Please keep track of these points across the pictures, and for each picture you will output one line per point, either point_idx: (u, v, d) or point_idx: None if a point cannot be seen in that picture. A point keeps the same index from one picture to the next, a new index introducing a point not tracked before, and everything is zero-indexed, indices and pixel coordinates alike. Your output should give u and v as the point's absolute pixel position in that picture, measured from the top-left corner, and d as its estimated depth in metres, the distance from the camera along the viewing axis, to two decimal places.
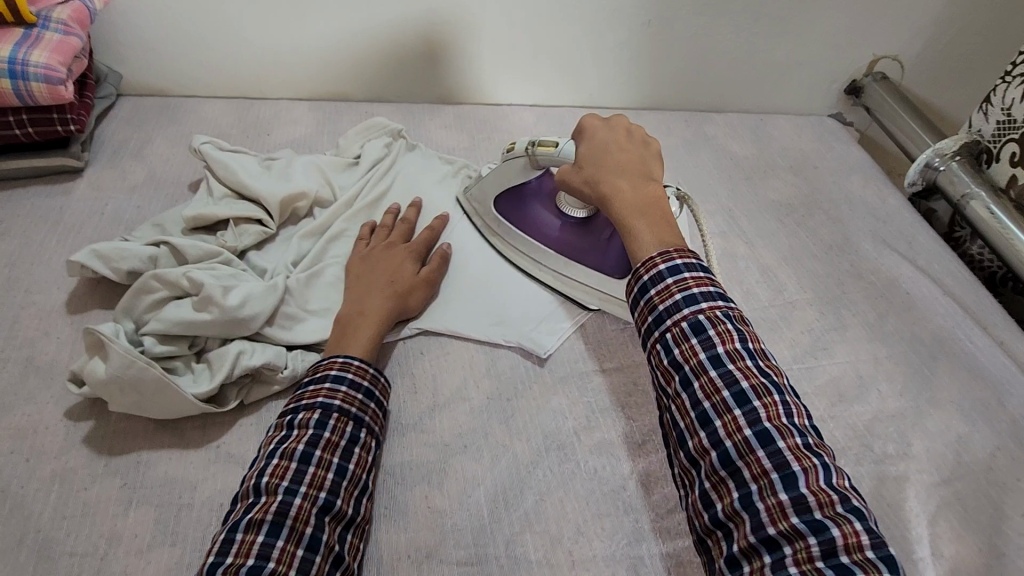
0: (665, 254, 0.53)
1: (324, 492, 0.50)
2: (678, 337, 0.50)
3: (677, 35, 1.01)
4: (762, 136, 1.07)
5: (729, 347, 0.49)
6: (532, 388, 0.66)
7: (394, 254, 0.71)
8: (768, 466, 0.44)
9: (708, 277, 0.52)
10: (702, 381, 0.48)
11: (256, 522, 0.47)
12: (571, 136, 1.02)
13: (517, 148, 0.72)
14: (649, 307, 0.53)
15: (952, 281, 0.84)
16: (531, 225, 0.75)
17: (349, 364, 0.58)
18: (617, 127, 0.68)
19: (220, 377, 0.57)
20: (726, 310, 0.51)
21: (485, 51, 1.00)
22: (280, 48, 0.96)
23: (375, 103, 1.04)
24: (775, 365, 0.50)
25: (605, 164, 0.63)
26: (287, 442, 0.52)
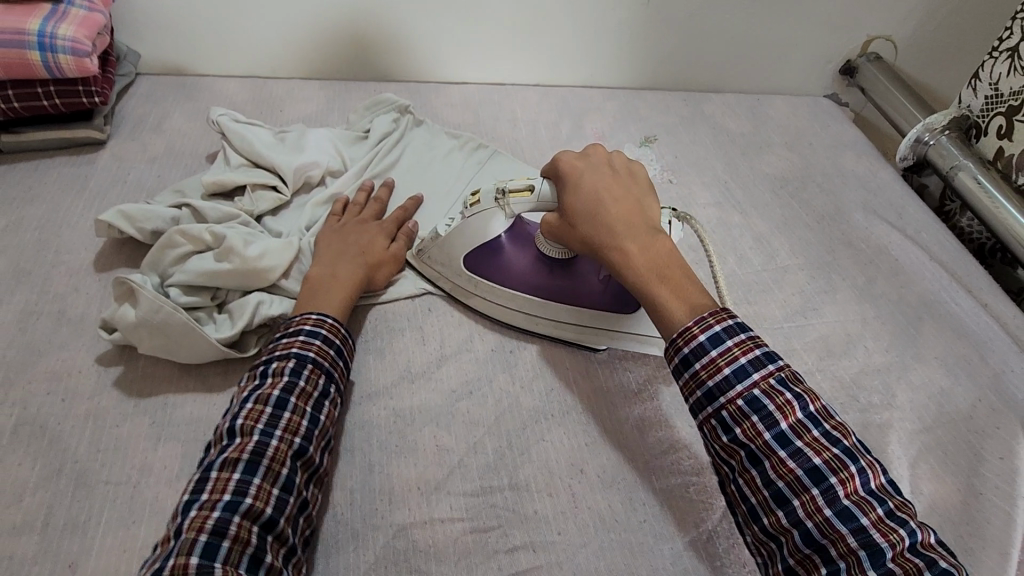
0: (703, 322, 0.54)
1: (299, 438, 0.53)
2: (737, 416, 0.52)
3: (675, 15, 1.04)
4: (758, 114, 1.10)
5: (792, 422, 0.50)
6: (534, 342, 0.70)
7: (365, 229, 0.73)
8: (854, 544, 0.46)
9: (752, 341, 0.54)
10: (772, 461, 0.50)
11: (232, 461, 0.49)
12: (573, 114, 1.05)
13: (483, 201, 0.67)
14: (696, 381, 0.54)
15: (940, 248, 0.88)
16: (522, 279, 0.70)
17: (323, 321, 0.60)
18: (601, 165, 0.66)
19: (242, 323, 0.61)
20: (779, 375, 0.52)
21: (490, 32, 1.04)
22: (291, 29, 1.00)
23: (383, 82, 1.07)
24: (839, 422, 0.52)
25: (605, 216, 0.62)
26: (262, 389, 0.54)
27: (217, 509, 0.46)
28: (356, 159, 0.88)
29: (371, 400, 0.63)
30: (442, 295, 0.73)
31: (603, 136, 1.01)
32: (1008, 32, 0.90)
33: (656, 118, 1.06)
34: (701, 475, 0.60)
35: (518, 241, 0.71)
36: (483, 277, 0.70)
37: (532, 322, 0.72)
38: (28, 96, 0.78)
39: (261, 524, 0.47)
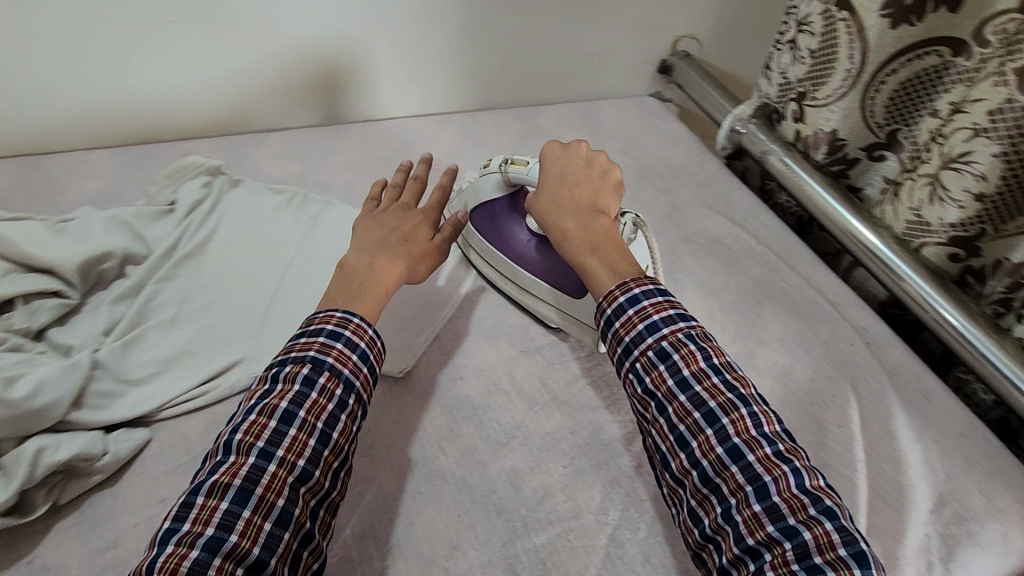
0: (623, 286, 0.59)
1: (302, 461, 0.51)
2: (647, 366, 0.56)
3: (494, 36, 1.03)
4: (591, 122, 1.13)
5: (694, 369, 0.54)
6: (391, 411, 0.65)
7: (409, 218, 0.71)
8: (741, 480, 0.49)
9: (667, 301, 0.58)
10: (674, 407, 0.54)
11: (223, 485, 0.48)
12: (408, 146, 1.01)
13: (492, 165, 0.75)
14: (617, 339, 0.58)
15: (765, 230, 0.95)
16: (502, 241, 0.75)
17: (348, 321, 0.58)
18: (576, 154, 0.70)
19: (18, 483, 0.50)
20: (688, 331, 0.56)
21: (341, 72, 0.98)
22: (64, 96, 0.86)
23: (191, 139, 0.96)
24: (741, 376, 0.56)
25: (556, 203, 0.67)
26: (269, 398, 0.53)
27: (195, 547, 0.45)
28: (161, 238, 0.77)
29: None
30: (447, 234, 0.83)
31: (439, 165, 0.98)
32: (786, 25, 0.98)
33: (494, 138, 1.05)
34: (579, 517, 0.59)
35: (518, 212, 0.76)
36: (478, 230, 0.78)
37: (388, 390, 0.67)
38: None
39: (245, 565, 0.46)
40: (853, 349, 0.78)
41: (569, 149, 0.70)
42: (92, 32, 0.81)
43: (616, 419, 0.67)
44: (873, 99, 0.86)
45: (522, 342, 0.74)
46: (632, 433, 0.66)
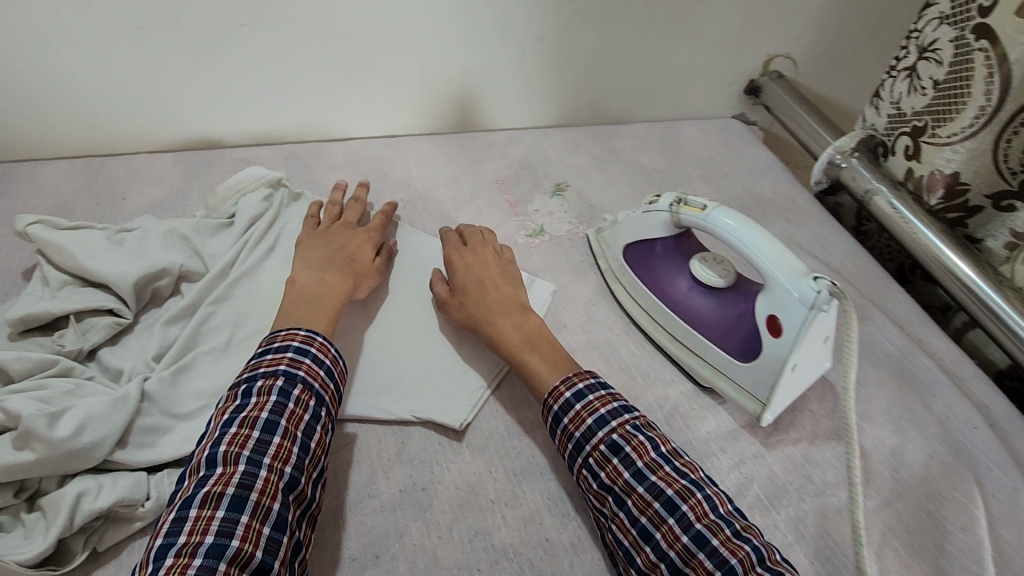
0: (568, 381, 0.59)
1: (289, 468, 0.49)
2: (601, 461, 0.54)
3: (574, 49, 0.96)
4: (670, 145, 1.04)
5: (647, 459, 0.53)
6: (451, 469, 0.59)
7: (352, 237, 0.73)
8: (709, 566, 0.46)
9: (611, 396, 0.58)
10: (633, 498, 0.51)
11: (216, 494, 0.46)
12: (476, 162, 0.95)
13: (661, 202, 0.69)
14: (566, 435, 0.57)
15: (865, 279, 0.84)
16: (658, 283, 0.71)
17: (313, 339, 0.57)
18: (479, 250, 0.74)
19: (56, 531, 0.47)
20: (634, 423, 0.56)
21: (452, 86, 0.95)
22: (131, 99, 0.83)
23: (254, 147, 0.92)
24: (688, 462, 0.54)
25: (483, 297, 0.68)
26: (247, 410, 0.51)
27: (198, 556, 0.43)
28: (218, 254, 0.73)
29: None
30: (598, 273, 0.80)
31: (508, 186, 0.92)
32: (904, 50, 0.88)
33: (566, 160, 0.98)
34: None
35: (681, 255, 0.71)
36: (630, 265, 0.74)
37: (447, 440, 0.61)
38: None
39: (251, 570, 0.43)
40: (974, 432, 0.67)
41: (473, 245, 0.75)
42: (161, 35, 0.77)
43: None
44: (1007, 144, 0.75)
45: None
46: None
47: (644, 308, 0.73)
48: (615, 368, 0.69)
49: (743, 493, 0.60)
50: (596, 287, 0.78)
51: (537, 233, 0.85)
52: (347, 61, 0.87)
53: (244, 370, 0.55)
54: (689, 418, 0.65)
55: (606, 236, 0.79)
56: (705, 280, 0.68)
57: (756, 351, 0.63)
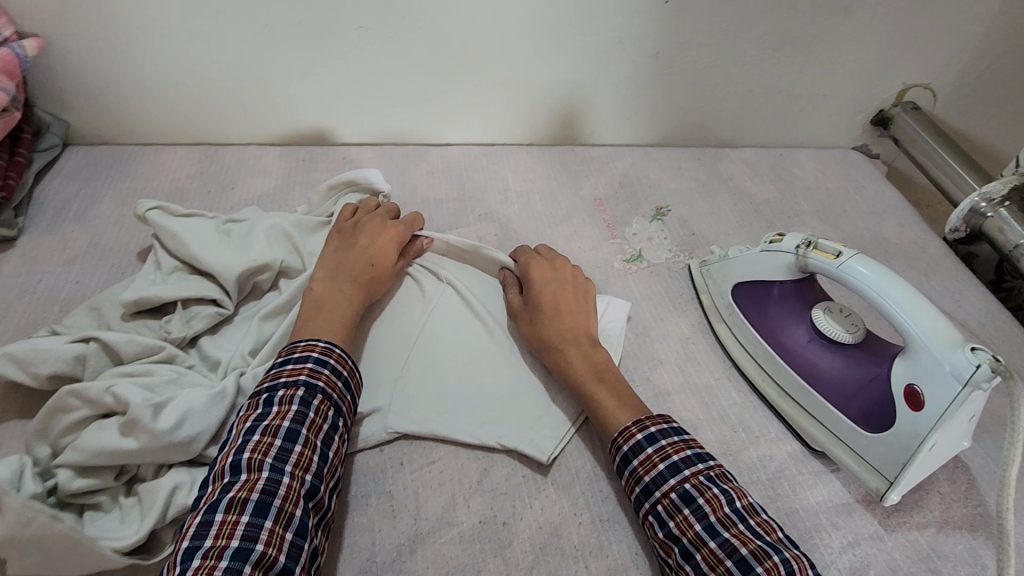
0: (639, 422, 0.55)
1: (310, 476, 0.48)
2: (670, 509, 0.50)
3: (690, 67, 0.91)
4: (782, 174, 0.97)
5: (720, 514, 0.49)
6: (533, 506, 0.56)
7: (379, 235, 0.69)
8: None
9: (684, 442, 0.54)
10: (703, 553, 0.47)
11: (241, 500, 0.45)
12: (575, 179, 0.91)
13: (785, 243, 0.64)
14: (634, 478, 0.53)
15: (1008, 345, 0.74)
16: (773, 330, 0.65)
17: (332, 350, 0.56)
18: (562, 270, 0.70)
19: (149, 523, 0.47)
20: (709, 473, 0.52)
21: (557, 98, 0.92)
22: (250, 93, 0.85)
23: (356, 146, 0.93)
24: (766, 521, 0.50)
25: (560, 321, 0.64)
26: (269, 419, 0.49)
27: (225, 558, 0.42)
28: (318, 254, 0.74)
29: None
30: (699, 309, 0.74)
31: (606, 206, 0.88)
32: None
33: (669, 182, 0.93)
34: None
35: (801, 301, 0.65)
36: (740, 306, 0.69)
37: (530, 472, 0.58)
38: None
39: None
40: None
41: (551, 262, 0.71)
42: (285, 33, 0.79)
43: None
44: None
45: None
46: None
47: (751, 353, 0.67)
48: (714, 417, 0.64)
49: None
50: (697, 324, 0.73)
51: (635, 259, 0.80)
52: (458, 67, 0.86)
53: (264, 377, 0.53)
54: (796, 483, 0.59)
55: (714, 268, 0.74)
56: (829, 333, 0.62)
57: (884, 422, 0.56)
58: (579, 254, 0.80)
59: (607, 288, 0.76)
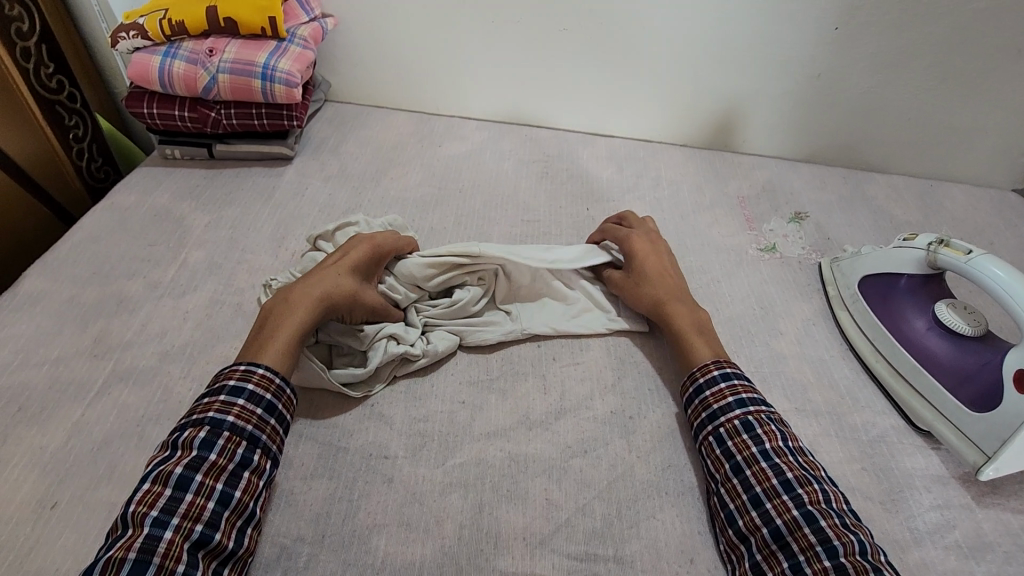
0: (718, 362, 0.66)
1: (201, 524, 0.49)
2: (731, 432, 0.61)
3: (849, 91, 1.00)
4: (929, 202, 1.01)
5: (775, 444, 0.59)
6: (657, 412, 0.68)
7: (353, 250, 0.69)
8: (813, 540, 0.52)
9: (753, 388, 0.65)
10: (754, 470, 0.57)
11: (117, 559, 0.45)
12: (722, 177, 1.03)
13: (918, 241, 0.71)
14: (703, 405, 0.64)
15: None
16: (895, 319, 0.73)
17: (251, 374, 0.57)
18: (654, 242, 0.79)
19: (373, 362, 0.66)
20: (769, 414, 0.62)
21: (718, 107, 1.05)
22: (465, 75, 1.07)
23: (535, 128, 1.11)
24: (812, 462, 0.60)
25: (662, 285, 0.74)
26: (165, 465, 0.51)
27: None
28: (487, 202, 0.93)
29: (488, 440, 0.64)
30: (824, 297, 0.83)
31: (748, 204, 0.98)
32: None
33: (811, 193, 1.01)
34: None
35: (926, 297, 0.72)
36: (864, 296, 0.77)
37: (655, 387, 0.71)
38: (244, 115, 0.91)
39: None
40: None
41: (645, 232, 0.81)
42: (506, 29, 1.00)
43: (893, 520, 0.60)
44: None
45: (798, 399, 0.70)
46: (909, 542, 0.58)
47: (869, 338, 0.75)
48: (824, 383, 0.72)
49: (942, 533, 0.59)
50: (820, 309, 0.81)
51: (769, 249, 0.90)
52: (635, 71, 1.02)
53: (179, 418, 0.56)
54: (896, 449, 0.66)
55: (843, 264, 0.82)
56: (948, 322, 0.68)
57: (993, 402, 0.62)
58: (718, 237, 0.91)
59: (740, 267, 0.87)
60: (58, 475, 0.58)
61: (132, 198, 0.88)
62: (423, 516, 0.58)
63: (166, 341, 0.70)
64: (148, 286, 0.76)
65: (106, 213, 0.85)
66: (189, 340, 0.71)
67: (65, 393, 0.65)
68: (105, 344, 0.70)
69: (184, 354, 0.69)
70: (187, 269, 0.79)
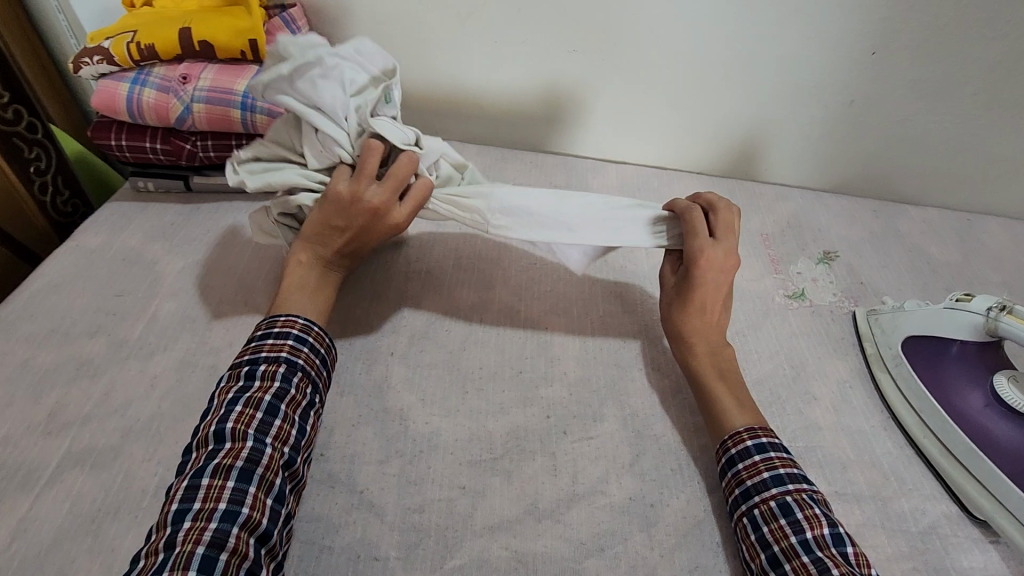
0: (751, 430, 0.60)
1: (288, 448, 0.54)
2: (766, 515, 0.54)
3: (883, 118, 0.92)
4: (967, 239, 0.93)
5: (817, 533, 0.52)
6: (680, 497, 0.61)
7: (375, 228, 0.66)
8: None
9: (793, 461, 0.58)
10: (793, 564, 0.50)
11: (225, 467, 0.50)
12: (744, 210, 0.95)
13: (973, 304, 0.64)
14: (736, 480, 0.58)
15: None
16: (945, 391, 0.65)
17: (310, 328, 0.61)
18: (725, 266, 0.68)
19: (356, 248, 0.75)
20: (812, 494, 0.55)
21: (738, 132, 0.97)
22: (464, 96, 0.99)
23: (540, 153, 1.03)
24: (864, 555, 0.51)
25: (697, 322, 0.68)
26: (252, 392, 0.54)
27: (214, 519, 0.47)
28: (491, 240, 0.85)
29: (491, 534, 0.57)
30: (860, 355, 0.75)
31: (772, 241, 0.90)
32: None
33: (840, 229, 0.93)
34: None
35: (980, 365, 0.65)
36: (908, 360, 0.69)
37: (678, 466, 0.63)
38: (223, 147, 0.82)
39: (257, 536, 0.48)
40: None
41: (723, 247, 0.68)
42: (509, 48, 0.91)
43: None
44: None
45: (837, 480, 0.63)
46: None
47: (916, 408, 0.67)
48: (866, 461, 0.65)
49: None
50: (857, 369, 0.73)
51: (798, 296, 0.82)
52: (649, 93, 0.94)
53: (245, 351, 0.59)
54: (949, 543, 0.59)
55: (883, 318, 0.74)
56: (1010, 402, 0.61)
57: None
58: (741, 281, 0.83)
59: (767, 318, 0.79)
60: None
61: (99, 239, 0.80)
62: None
63: (130, 414, 0.63)
64: (112, 345, 0.69)
65: (70, 258, 0.77)
66: (156, 413, 0.63)
67: (12, 481, 0.57)
68: (60, 419, 0.62)
69: (149, 430, 0.62)
70: (156, 325, 0.71)
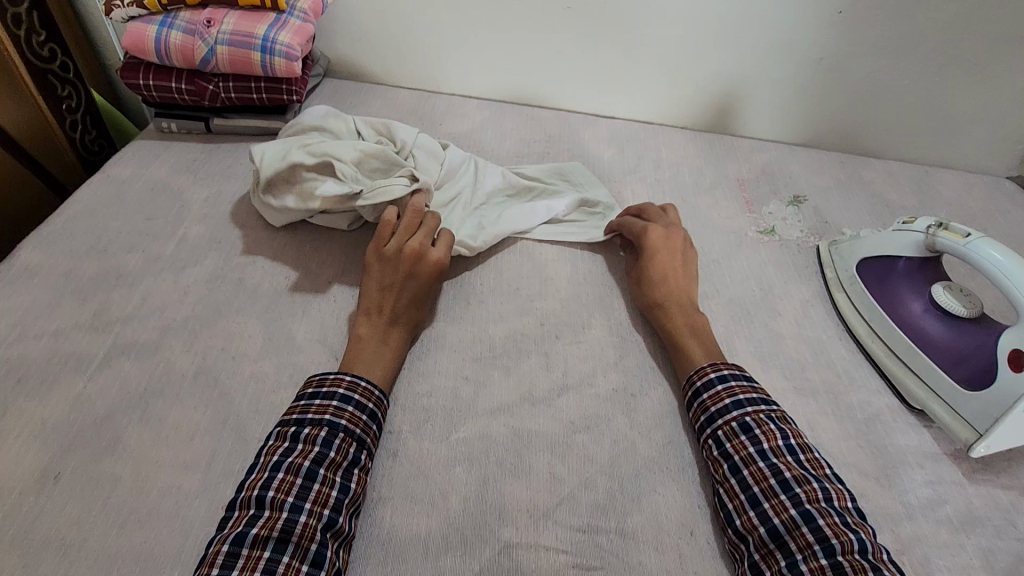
0: (714, 364, 0.66)
1: (328, 509, 0.52)
2: (729, 434, 0.60)
3: (850, 76, 1.00)
4: (924, 188, 1.02)
5: (773, 444, 0.59)
6: (658, 389, 0.69)
7: (424, 275, 0.70)
8: (811, 540, 0.51)
9: (751, 387, 0.64)
10: (751, 470, 0.57)
11: (263, 537, 0.49)
12: (723, 160, 1.03)
13: (917, 224, 0.73)
14: (702, 408, 0.64)
15: None
16: (893, 304, 0.74)
17: (357, 385, 0.60)
18: (672, 240, 0.78)
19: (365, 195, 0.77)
20: (768, 412, 0.62)
21: (718, 89, 1.05)
22: (465, 52, 1.06)
23: (536, 107, 1.10)
24: (817, 458, 0.59)
25: (664, 285, 0.74)
26: (292, 456, 0.54)
27: None
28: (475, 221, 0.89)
29: (492, 415, 0.65)
30: (822, 281, 0.83)
31: (747, 186, 0.98)
32: None
33: (810, 177, 1.01)
34: None
35: (920, 278, 0.74)
36: (862, 279, 0.78)
37: (656, 365, 0.72)
38: (243, 89, 0.89)
39: None
40: None
41: (664, 225, 0.80)
42: (508, 5, 0.98)
43: (887, 495, 0.61)
44: None
45: (795, 378, 0.72)
46: (902, 516, 0.60)
47: (866, 318, 0.76)
48: (822, 363, 0.74)
49: (934, 507, 0.61)
50: (818, 291, 0.82)
51: (768, 232, 0.90)
52: (637, 51, 1.02)
53: (294, 408, 0.58)
54: (890, 427, 0.68)
55: (842, 247, 0.83)
56: (946, 305, 0.70)
57: (985, 381, 0.64)
58: (718, 219, 0.92)
59: (739, 249, 0.87)
60: (60, 446, 0.58)
61: (128, 171, 0.86)
62: (429, 489, 0.58)
63: (166, 315, 0.70)
64: (147, 260, 0.76)
65: (102, 187, 0.84)
66: (191, 314, 0.70)
67: (65, 366, 0.64)
68: (104, 318, 0.69)
69: (185, 329, 0.69)
70: (186, 244, 0.78)
